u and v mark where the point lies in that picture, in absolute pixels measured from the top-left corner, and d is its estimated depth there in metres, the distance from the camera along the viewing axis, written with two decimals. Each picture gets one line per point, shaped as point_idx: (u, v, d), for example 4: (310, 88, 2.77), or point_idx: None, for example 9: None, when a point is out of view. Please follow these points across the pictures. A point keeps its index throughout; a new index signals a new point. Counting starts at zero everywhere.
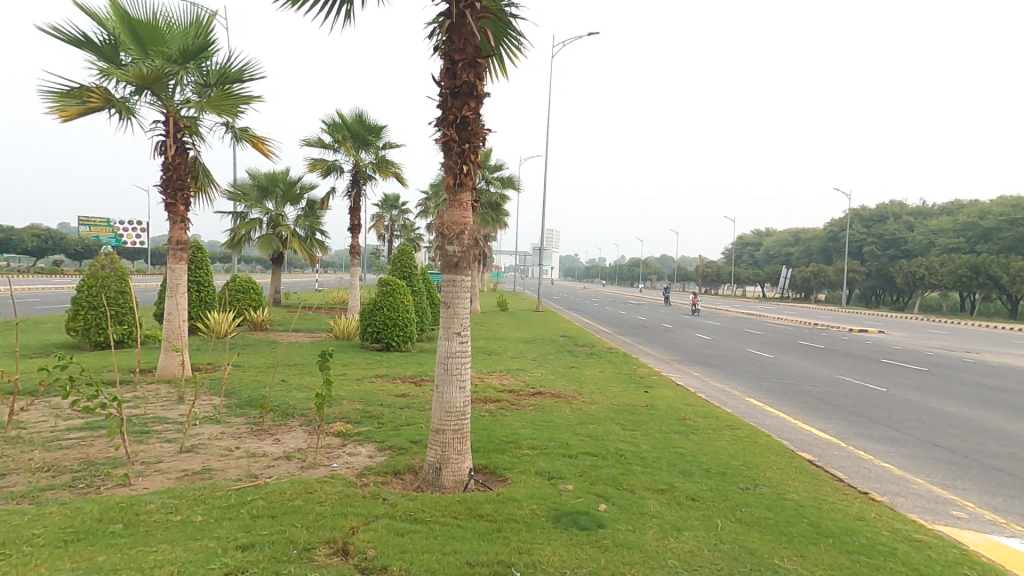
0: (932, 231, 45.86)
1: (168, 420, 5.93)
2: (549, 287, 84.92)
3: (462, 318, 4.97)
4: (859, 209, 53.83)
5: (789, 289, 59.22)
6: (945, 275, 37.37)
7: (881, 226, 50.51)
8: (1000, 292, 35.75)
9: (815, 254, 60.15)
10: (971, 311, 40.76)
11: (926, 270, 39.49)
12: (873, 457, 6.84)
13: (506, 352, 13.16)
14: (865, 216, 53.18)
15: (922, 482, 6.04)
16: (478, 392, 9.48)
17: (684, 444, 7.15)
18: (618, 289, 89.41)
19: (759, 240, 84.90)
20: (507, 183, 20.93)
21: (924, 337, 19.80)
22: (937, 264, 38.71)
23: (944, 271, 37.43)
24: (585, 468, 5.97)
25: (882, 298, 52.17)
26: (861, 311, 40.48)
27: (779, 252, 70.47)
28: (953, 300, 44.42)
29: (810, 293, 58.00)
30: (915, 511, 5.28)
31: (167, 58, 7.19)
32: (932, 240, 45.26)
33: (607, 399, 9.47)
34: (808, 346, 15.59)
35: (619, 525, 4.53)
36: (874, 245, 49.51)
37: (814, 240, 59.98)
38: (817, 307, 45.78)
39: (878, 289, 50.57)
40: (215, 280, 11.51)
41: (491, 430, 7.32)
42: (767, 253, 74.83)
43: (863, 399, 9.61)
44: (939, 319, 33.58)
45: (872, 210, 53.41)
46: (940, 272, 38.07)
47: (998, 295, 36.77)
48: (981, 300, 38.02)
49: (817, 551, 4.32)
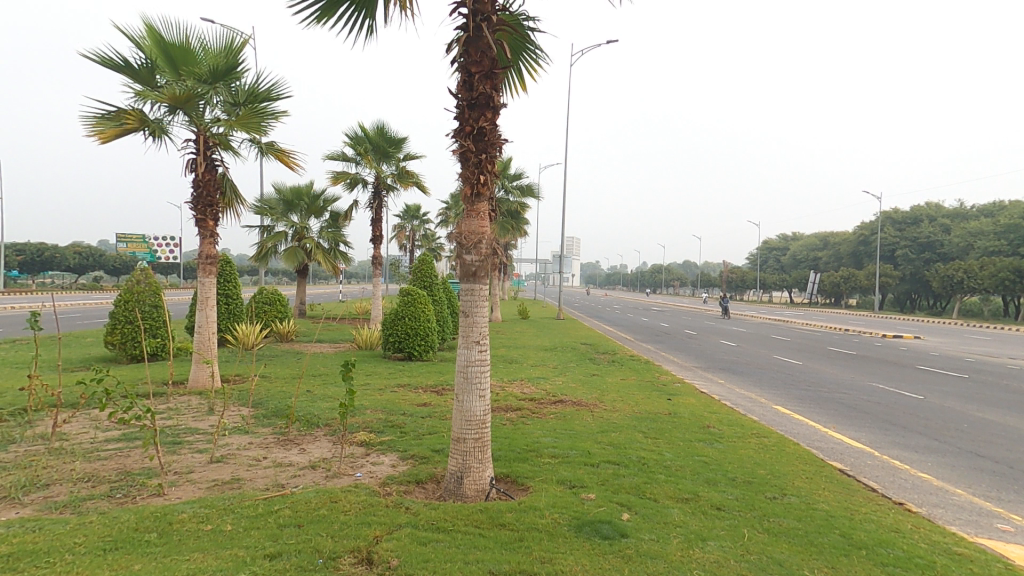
0: (969, 234, 44.18)
1: (199, 431, 6.10)
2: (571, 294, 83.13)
3: (481, 326, 5.01)
4: (891, 211, 52.16)
5: (818, 293, 57.77)
6: (984, 279, 35.88)
7: (915, 229, 48.88)
8: None
9: (845, 259, 58.60)
10: (1013, 316, 39.11)
11: (964, 273, 37.98)
12: (909, 467, 6.62)
13: (528, 360, 13.15)
14: (897, 219, 51.52)
15: (963, 493, 5.81)
16: (499, 400, 9.52)
17: (708, 452, 7.05)
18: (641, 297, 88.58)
19: (786, 244, 83.12)
20: (527, 192, 20.94)
21: (961, 343, 19.05)
22: (976, 267, 37.21)
23: (984, 275, 35.96)
24: (607, 477, 5.92)
25: (917, 302, 50.50)
26: (895, 317, 39.16)
27: (807, 256, 68.89)
28: (994, 304, 42.65)
29: (841, 298, 56.44)
30: (954, 523, 5.09)
31: (198, 79, 7.46)
32: (970, 242, 43.59)
33: (629, 406, 9.40)
34: (838, 353, 15.15)
35: (643, 535, 4.49)
36: (908, 249, 48.01)
37: (843, 244, 58.46)
38: (846, 313, 44.54)
39: (912, 292, 48.99)
40: (242, 293, 11.85)
41: (512, 439, 7.33)
42: (793, 258, 73.21)
43: (897, 407, 9.29)
44: (977, 325, 32.34)
45: (905, 213, 51.68)
46: (980, 276, 36.59)
47: None
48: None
49: (849, 562, 4.22)
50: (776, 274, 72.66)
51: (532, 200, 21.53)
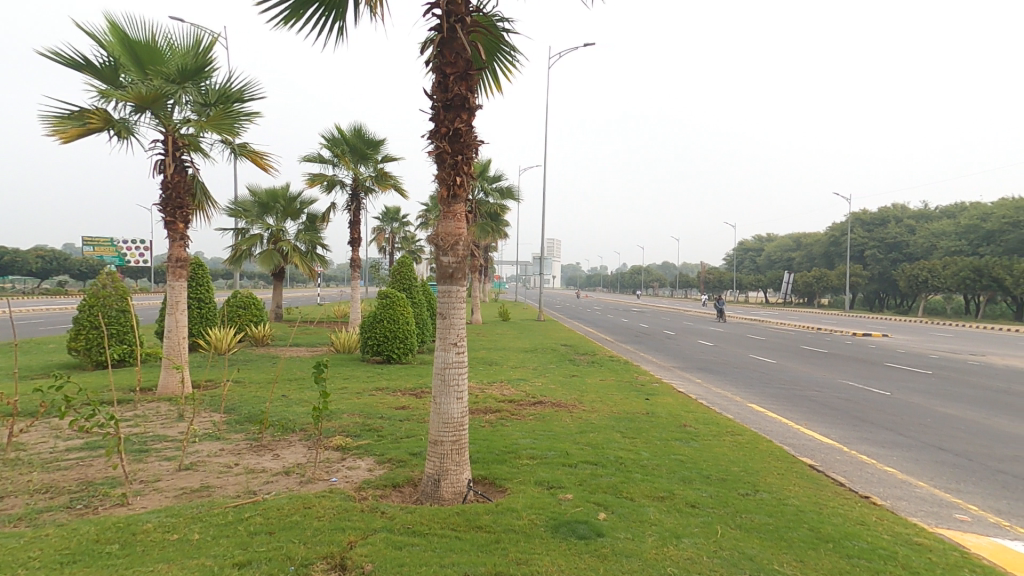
0: (933, 235, 45.55)
1: (168, 438, 5.99)
2: (551, 296, 83.33)
3: (458, 329, 5.02)
4: (860, 212, 53.44)
5: (791, 293, 58.97)
6: (947, 278, 37.06)
7: (882, 231, 50.26)
8: (1004, 295, 35.44)
9: (817, 259, 60.02)
10: (975, 314, 40.43)
11: (929, 273, 39.21)
12: (876, 462, 6.80)
13: (508, 361, 13.17)
14: (866, 220, 52.90)
15: (925, 486, 5.99)
16: (479, 402, 9.51)
17: (684, 451, 7.15)
18: (620, 297, 89.40)
19: (761, 245, 84.82)
20: (506, 193, 20.98)
21: (927, 341, 19.66)
22: (939, 267, 38.39)
23: (947, 274, 37.07)
24: (585, 477, 5.97)
25: (885, 301, 51.97)
26: (864, 316, 40.17)
27: (781, 257, 70.26)
28: (957, 303, 44.09)
29: (813, 298, 57.71)
30: (917, 515, 5.24)
31: (165, 78, 7.32)
32: (933, 243, 44.95)
33: (607, 406, 9.49)
34: (809, 352, 15.48)
35: (618, 534, 4.54)
36: (876, 250, 49.40)
37: (815, 244, 59.88)
38: (818, 312, 45.63)
39: (880, 291, 50.36)
40: (215, 297, 11.67)
41: (491, 441, 7.34)
42: (768, 259, 74.67)
43: (866, 403, 9.54)
44: (941, 323, 33.38)
45: (873, 214, 53.03)
46: (943, 276, 37.74)
47: (1002, 297, 36.45)
48: (984, 302, 37.72)
49: (816, 556, 4.32)
50: (751, 275, 74.00)
51: (512, 201, 21.56)
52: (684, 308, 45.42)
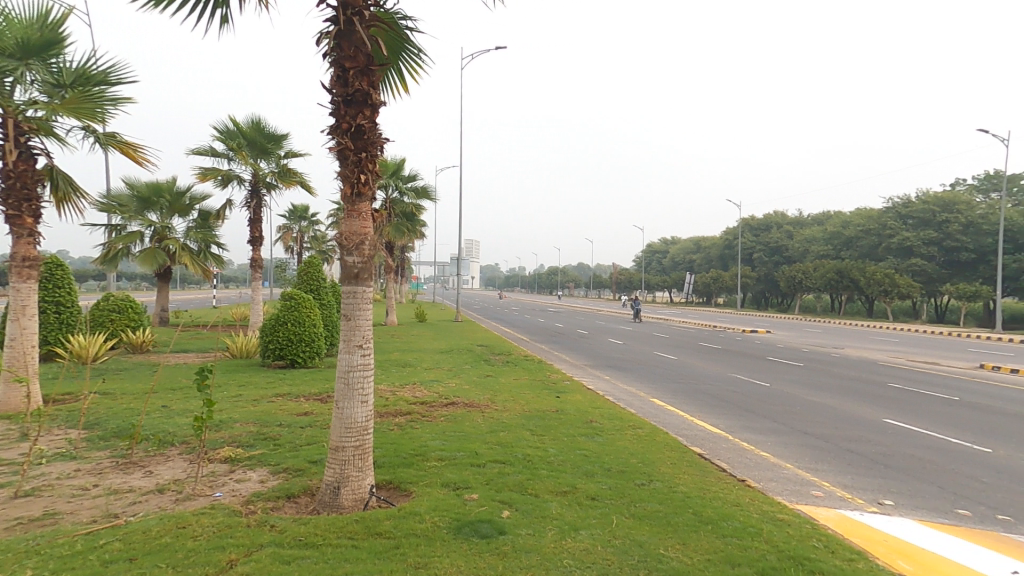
0: (805, 240, 50.68)
1: (7, 462, 5.31)
2: (469, 296, 83.38)
3: (365, 330, 4.88)
4: (749, 218, 58.36)
5: (691, 294, 63.23)
6: (818, 279, 41.42)
7: (766, 236, 55.26)
8: (859, 296, 40.09)
9: (713, 262, 64.88)
10: (839, 311, 45.59)
11: (804, 274, 43.63)
12: (755, 448, 7.43)
13: (422, 363, 13.01)
14: (754, 226, 57.83)
15: (792, 467, 6.63)
16: (389, 405, 9.30)
17: (589, 445, 7.42)
18: (537, 297, 91.33)
19: (666, 248, 90.33)
20: (422, 193, 20.70)
21: (803, 337, 21.93)
22: (811, 270, 42.82)
23: (817, 276, 41.36)
24: (492, 476, 6.02)
25: (770, 301, 57.27)
26: (749, 314, 43.90)
27: (683, 259, 75.14)
28: (825, 302, 49.51)
29: (710, 298, 62.29)
30: (781, 494, 5.79)
31: (3, 54, 6.55)
32: (806, 248, 50.03)
33: (519, 405, 9.64)
34: (705, 348, 16.76)
35: (520, 531, 4.62)
36: (762, 253, 54.34)
37: (712, 248, 64.71)
38: (714, 311, 49.29)
39: (765, 291, 55.36)
40: (79, 301, 10.54)
41: (400, 444, 7.20)
42: (671, 261, 79.56)
43: (751, 394, 10.42)
44: (812, 320, 37.28)
45: (760, 220, 58.10)
46: (813, 277, 42.11)
47: (860, 297, 41.26)
48: (846, 301, 42.54)
49: (697, 537, 4.64)
50: (656, 276, 78.51)
51: (428, 201, 21.30)
52: (597, 308, 47.19)
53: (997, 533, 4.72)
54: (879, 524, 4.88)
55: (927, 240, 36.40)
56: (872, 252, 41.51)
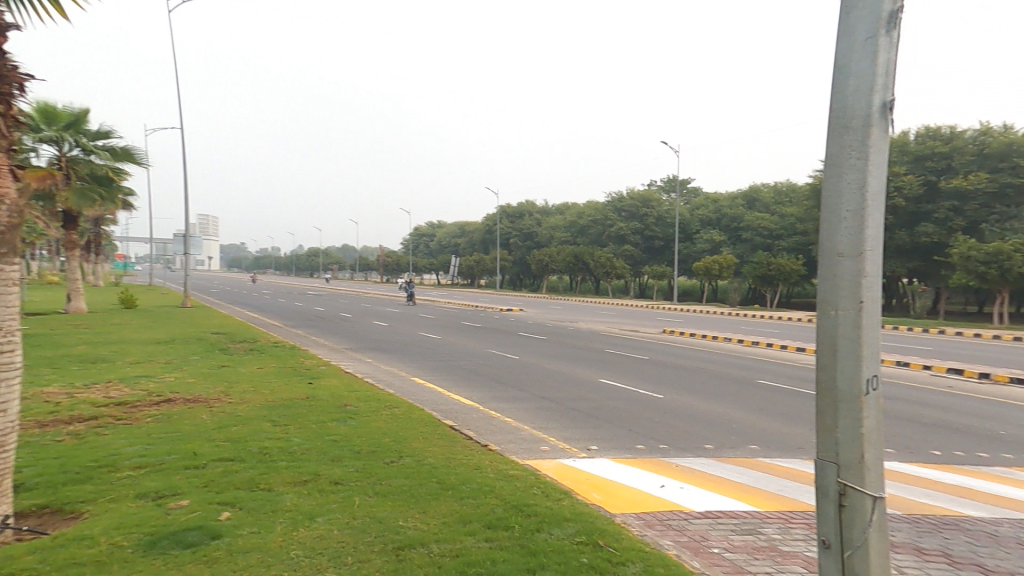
0: (551, 228, 58.16)
1: None
2: (212, 279, 72.03)
3: (7, 313, 3.45)
4: (506, 206, 63.96)
5: (458, 275, 66.72)
6: (559, 262, 47.76)
7: (520, 223, 61.54)
8: (590, 275, 47.60)
9: (477, 246, 69.58)
10: (576, 290, 53.54)
11: (548, 257, 49.68)
12: (499, 415, 7.94)
13: (129, 357, 10.45)
14: (510, 213, 63.68)
15: (527, 428, 7.25)
16: (65, 412, 7.10)
17: (339, 430, 6.84)
18: (299, 280, 84.42)
19: (432, 232, 93.47)
20: (121, 154, 16.76)
21: (548, 313, 25.03)
22: (554, 254, 48.95)
23: (559, 260, 47.56)
24: (214, 477, 4.99)
25: (524, 282, 64.34)
26: (505, 293, 48.34)
27: (449, 242, 78.54)
28: (565, 282, 57.84)
29: (474, 279, 66.73)
30: (515, 452, 6.22)
31: None
32: (551, 235, 57.46)
33: (258, 396, 8.44)
34: (465, 328, 17.36)
35: (241, 531, 3.86)
36: (517, 238, 60.37)
37: (476, 232, 69.25)
38: (476, 291, 52.61)
39: (521, 272, 61.89)
40: None
41: (75, 457, 5.49)
42: (439, 245, 82.14)
43: (502, 367, 11.22)
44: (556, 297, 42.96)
45: (514, 208, 64.26)
46: (557, 261, 48.26)
47: (591, 277, 49.31)
48: (581, 281, 50.32)
49: (437, 504, 4.54)
50: (424, 258, 80.55)
51: (131, 165, 17.35)
52: (364, 291, 45.89)
53: (658, 459, 5.81)
54: (586, 467, 5.57)
55: (634, 230, 45.18)
56: (598, 238, 49.99)
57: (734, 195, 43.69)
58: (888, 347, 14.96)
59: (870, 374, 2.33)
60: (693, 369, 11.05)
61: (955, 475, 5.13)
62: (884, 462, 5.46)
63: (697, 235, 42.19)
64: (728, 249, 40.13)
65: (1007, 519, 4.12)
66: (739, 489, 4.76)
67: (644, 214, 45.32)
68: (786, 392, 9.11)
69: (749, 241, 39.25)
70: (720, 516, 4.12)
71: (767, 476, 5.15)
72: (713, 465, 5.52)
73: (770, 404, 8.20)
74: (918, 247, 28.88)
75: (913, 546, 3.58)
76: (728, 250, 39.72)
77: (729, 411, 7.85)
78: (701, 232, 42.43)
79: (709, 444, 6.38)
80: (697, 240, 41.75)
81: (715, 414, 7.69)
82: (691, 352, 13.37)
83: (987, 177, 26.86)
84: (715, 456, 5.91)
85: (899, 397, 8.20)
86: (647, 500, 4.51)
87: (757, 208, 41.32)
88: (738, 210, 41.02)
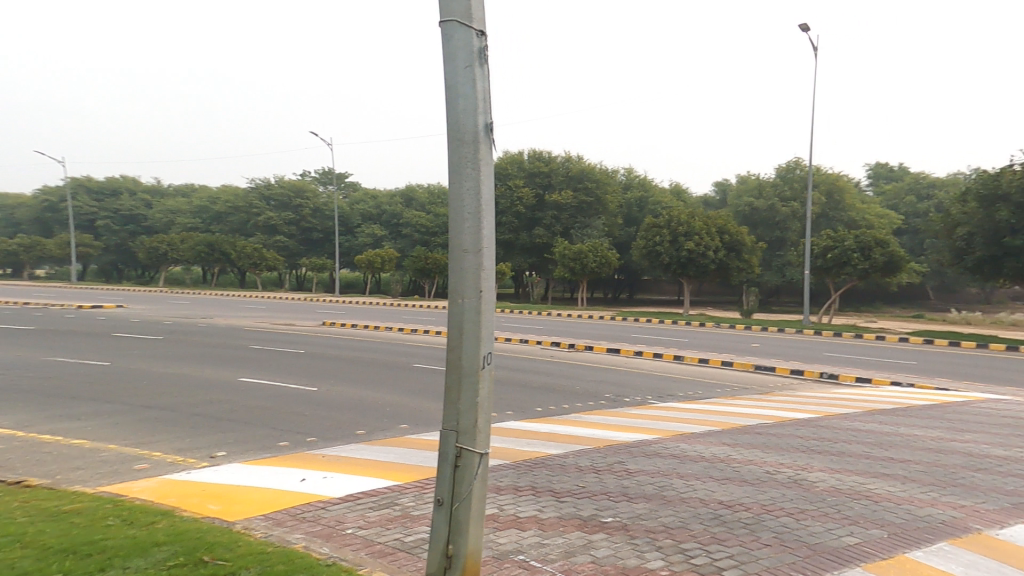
0: (168, 211, 48.94)
1: None
2: None
3: None
4: (84, 178, 50.83)
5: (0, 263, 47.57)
6: (186, 252, 40.60)
7: (114, 202, 49.29)
8: (225, 267, 42.68)
9: (36, 225, 52.90)
10: (205, 283, 47.20)
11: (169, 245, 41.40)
12: (76, 438, 6.19)
13: None
14: (91, 186, 50.38)
15: (117, 447, 5.87)
16: None
17: None
18: None
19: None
20: None
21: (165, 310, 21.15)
22: (177, 241, 41.37)
23: (185, 249, 40.48)
24: None
25: (123, 273, 53.03)
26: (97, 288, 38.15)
27: None
28: (192, 275, 49.69)
29: (23, 268, 48.23)
30: (90, 480, 4.93)
31: None
32: (170, 219, 48.42)
33: None
34: (1, 333, 13.60)
35: None
36: (110, 220, 48.65)
37: (38, 207, 51.71)
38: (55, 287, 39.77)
39: (119, 263, 50.46)
40: None
41: None
42: None
43: (97, 380, 8.88)
44: (171, 292, 36.68)
45: (100, 181, 51.21)
46: (179, 250, 41.04)
47: (226, 269, 44.26)
48: (215, 274, 44.58)
49: None
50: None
51: None
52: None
53: (302, 453, 5.64)
54: (204, 478, 4.85)
55: (286, 221, 43.67)
56: (241, 227, 45.80)
57: (391, 192, 47.06)
58: (515, 327, 18.64)
59: (487, 350, 2.70)
60: (354, 359, 11.23)
61: (548, 424, 6.69)
62: (506, 424, 6.69)
63: (359, 229, 43.80)
64: (390, 243, 42.77)
65: (573, 450, 5.64)
66: (383, 468, 5.00)
67: (298, 204, 44.28)
68: (439, 375, 10.18)
69: (409, 235, 42.51)
70: (358, 497, 4.23)
71: (411, 451, 5.61)
72: (360, 450, 5.66)
73: (423, 386, 9.02)
74: (535, 245, 36.98)
75: (515, 486, 4.60)
76: (388, 243, 42.55)
77: (386, 396, 8.28)
78: (363, 226, 44.10)
79: (360, 430, 6.58)
80: (359, 233, 43.26)
81: (371, 402, 7.98)
82: (345, 342, 13.55)
83: (572, 194, 36.67)
84: (361, 440, 6.13)
85: (519, 370, 10.27)
86: (281, 498, 4.26)
87: (414, 205, 45.11)
88: (396, 206, 44.46)
